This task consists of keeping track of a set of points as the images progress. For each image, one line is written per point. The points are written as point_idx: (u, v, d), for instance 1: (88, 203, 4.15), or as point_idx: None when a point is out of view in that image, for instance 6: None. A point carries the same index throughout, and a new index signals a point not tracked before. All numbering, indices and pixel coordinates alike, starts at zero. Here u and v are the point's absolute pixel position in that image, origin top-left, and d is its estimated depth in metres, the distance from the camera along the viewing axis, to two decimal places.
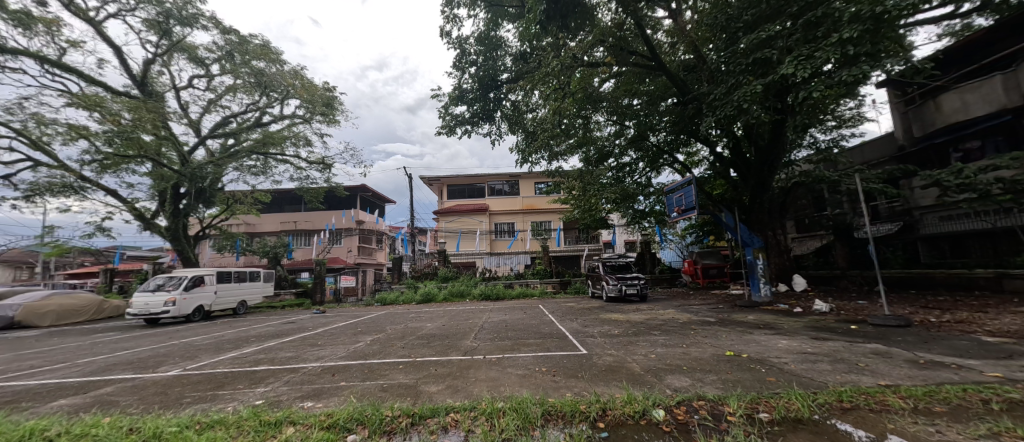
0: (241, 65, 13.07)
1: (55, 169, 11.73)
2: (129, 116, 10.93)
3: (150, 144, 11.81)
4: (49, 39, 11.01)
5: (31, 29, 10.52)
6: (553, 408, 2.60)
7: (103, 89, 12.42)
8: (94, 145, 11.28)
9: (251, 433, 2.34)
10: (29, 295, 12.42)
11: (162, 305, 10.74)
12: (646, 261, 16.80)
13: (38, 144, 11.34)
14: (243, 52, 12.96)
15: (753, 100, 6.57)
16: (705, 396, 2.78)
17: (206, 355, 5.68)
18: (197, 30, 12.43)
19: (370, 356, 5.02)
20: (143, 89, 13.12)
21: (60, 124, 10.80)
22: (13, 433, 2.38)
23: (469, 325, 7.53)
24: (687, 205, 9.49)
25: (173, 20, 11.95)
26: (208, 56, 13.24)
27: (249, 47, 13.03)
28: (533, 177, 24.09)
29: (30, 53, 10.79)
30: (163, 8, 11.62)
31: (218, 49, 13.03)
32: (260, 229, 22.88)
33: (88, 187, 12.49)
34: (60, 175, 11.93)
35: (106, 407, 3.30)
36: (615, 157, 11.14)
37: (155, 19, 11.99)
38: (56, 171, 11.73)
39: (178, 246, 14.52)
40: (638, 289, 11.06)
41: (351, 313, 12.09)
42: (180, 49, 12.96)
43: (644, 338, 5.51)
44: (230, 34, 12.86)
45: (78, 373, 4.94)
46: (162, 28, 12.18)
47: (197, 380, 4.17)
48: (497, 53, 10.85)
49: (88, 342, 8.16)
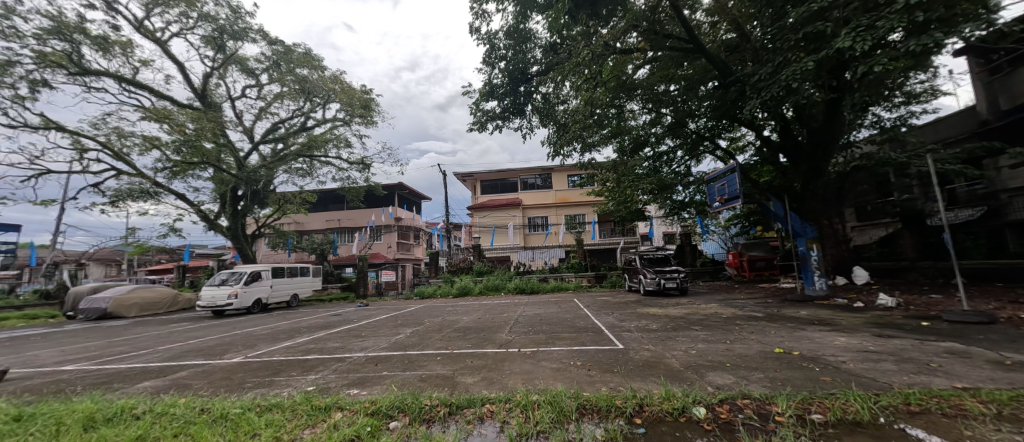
0: (286, 73, 13.81)
1: (134, 176, 13.09)
2: (193, 126, 11.97)
3: (211, 151, 12.83)
4: (125, 59, 12.21)
5: (109, 52, 11.73)
6: (587, 402, 2.59)
7: (170, 102, 13.69)
8: (165, 154, 12.47)
9: (304, 416, 2.54)
10: (116, 289, 14.01)
11: (227, 297, 11.79)
12: (686, 253, 16.30)
13: (120, 155, 12.70)
14: (288, 60, 13.74)
15: (804, 78, 6.08)
16: (750, 394, 2.65)
17: (265, 343, 6.21)
18: (248, 42, 13.32)
19: (409, 347, 5.24)
20: (204, 101, 14.28)
21: (136, 136, 12.03)
22: (109, 410, 2.72)
23: (503, 319, 7.62)
24: (730, 194, 8.93)
25: (226, 35, 12.90)
26: (258, 67, 14.14)
27: (293, 55, 13.78)
28: (566, 170, 23.83)
29: (110, 73, 12.05)
30: (217, 24, 12.59)
31: (266, 59, 13.88)
32: (308, 227, 24.39)
33: (161, 192, 13.82)
34: (138, 182, 13.32)
35: (182, 389, 3.69)
36: (651, 145, 10.71)
37: (211, 35, 12.96)
38: (135, 178, 13.10)
39: (238, 245, 15.75)
40: (679, 282, 10.65)
41: (392, 307, 12.62)
42: (233, 62, 13.95)
43: (685, 332, 5.33)
44: (277, 44, 13.69)
45: (159, 359, 5.56)
46: (217, 43, 13.14)
47: (256, 366, 4.55)
48: (527, 45, 10.77)
49: (170, 331, 9.23)
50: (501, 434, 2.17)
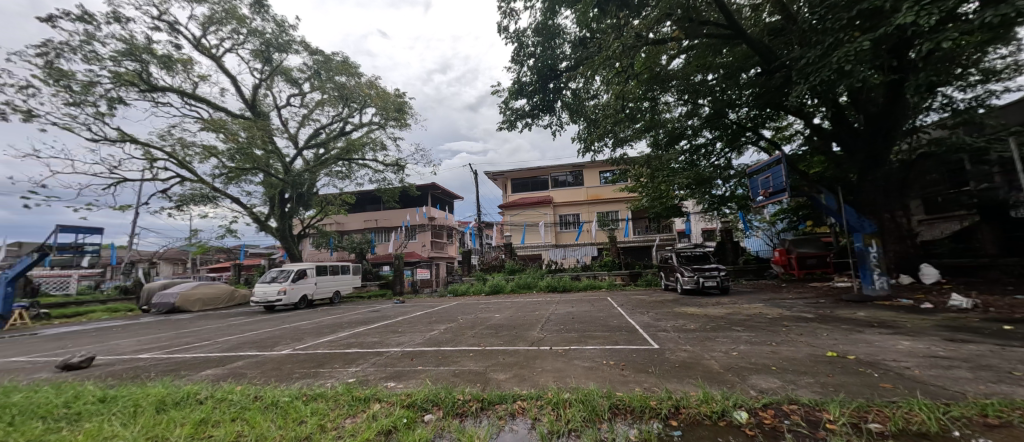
0: (327, 81, 14.54)
1: (195, 183, 14.29)
2: (245, 135, 12.91)
3: (261, 158, 13.74)
4: (186, 75, 13.33)
5: (173, 69, 12.85)
6: (621, 402, 2.53)
7: (225, 113, 14.79)
8: (221, 162, 13.52)
9: (346, 406, 2.67)
10: (182, 285, 15.45)
11: (277, 293, 12.65)
12: (727, 251, 15.53)
13: (183, 163, 13.91)
14: (328, 69, 14.43)
15: (860, 59, 5.59)
16: (797, 399, 2.49)
17: (310, 337, 6.61)
18: (291, 54, 14.14)
19: (443, 343, 5.38)
20: (254, 110, 15.32)
21: (197, 146, 13.12)
22: (176, 395, 3.01)
23: (535, 317, 7.64)
24: (776, 187, 8.39)
25: (272, 48, 13.76)
26: (300, 77, 14.98)
27: (332, 64, 14.47)
28: (597, 166, 23.44)
29: (174, 89, 13.19)
30: (265, 38, 13.46)
31: (308, 69, 14.67)
32: (348, 227, 25.65)
33: (218, 196, 14.98)
34: (199, 188, 14.53)
35: (238, 377, 4.01)
36: (688, 138, 10.29)
37: (260, 49, 13.85)
38: (196, 184, 14.29)
39: (286, 245, 16.80)
40: (720, 281, 10.16)
41: (427, 304, 13.03)
42: (279, 73, 14.84)
43: (725, 333, 5.09)
44: (317, 54, 14.43)
45: (219, 349, 6.08)
46: (265, 56, 14.04)
47: (303, 358, 4.85)
48: (556, 41, 10.58)
49: (228, 324, 10.04)
50: (533, 431, 2.18)
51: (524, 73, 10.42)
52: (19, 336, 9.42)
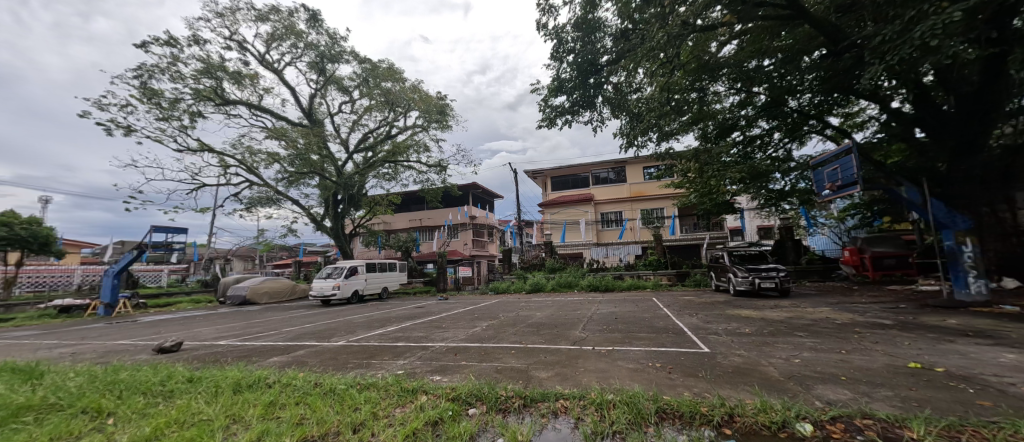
0: (374, 88, 15.35)
1: (262, 186, 15.73)
2: (303, 141, 13.97)
3: (317, 162, 14.81)
4: (253, 89, 14.67)
5: (242, 84, 14.18)
6: (668, 406, 2.44)
7: (286, 122, 16.11)
8: (283, 167, 14.76)
9: (396, 396, 2.81)
10: (252, 280, 17.11)
11: (332, 288, 13.59)
12: (786, 250, 14.34)
13: (251, 169, 15.34)
14: (375, 76, 15.24)
15: (951, 33, 4.91)
16: (872, 413, 2.25)
17: (361, 330, 7.05)
18: (342, 63, 15.06)
19: (485, 340, 5.49)
20: (310, 118, 16.54)
21: (262, 153, 14.41)
22: (249, 378, 3.33)
23: (577, 316, 7.58)
24: (844, 180, 7.66)
25: (326, 59, 14.74)
26: (351, 85, 15.93)
27: (379, 71, 15.22)
28: (641, 162, 22.72)
29: (243, 101, 14.57)
30: (319, 51, 14.46)
31: (357, 77, 15.57)
32: (394, 226, 26.97)
33: (280, 198, 16.35)
34: (265, 191, 15.96)
35: (301, 364, 4.37)
36: (742, 129, 9.67)
37: (315, 61, 14.89)
38: (262, 188, 15.73)
39: (339, 243, 17.99)
40: (778, 283, 9.44)
41: (470, 301, 13.41)
42: (331, 82, 15.87)
43: (785, 338, 4.73)
44: (366, 63, 15.26)
45: (284, 339, 6.67)
46: (319, 67, 15.08)
47: (356, 349, 5.17)
48: (597, 35, 10.12)
49: (290, 316, 10.97)
50: (577, 430, 2.16)
51: (564, 70, 10.18)
52: (124, 322, 10.95)
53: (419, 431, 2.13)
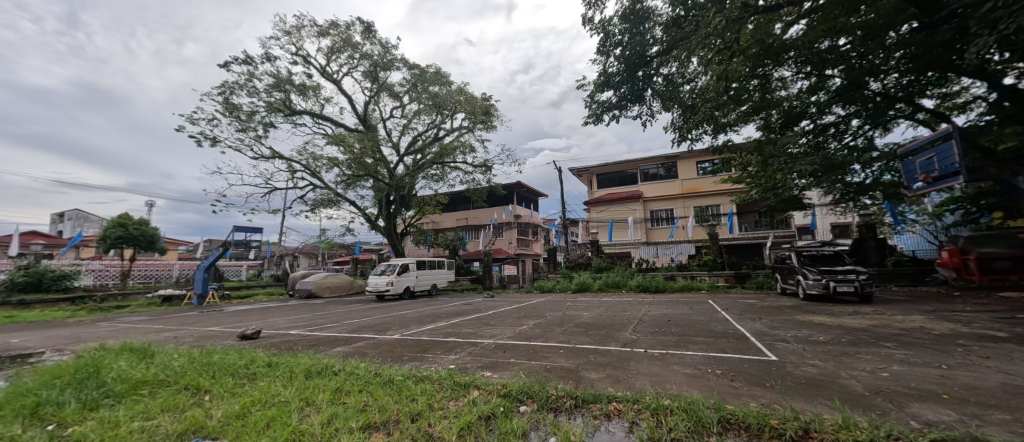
0: (422, 92, 16.06)
1: (323, 189, 17.05)
2: (358, 146, 14.92)
3: (371, 165, 15.78)
4: (316, 99, 15.95)
5: (307, 95, 15.46)
6: (732, 416, 2.29)
7: (345, 128, 17.35)
8: (342, 171, 15.88)
9: (449, 390, 2.91)
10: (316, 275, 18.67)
11: (386, 284, 14.44)
12: (867, 251, 12.88)
13: (314, 173, 16.65)
14: (423, 81, 15.92)
15: None
16: (984, 439, 1.95)
17: (414, 325, 7.41)
18: (394, 70, 15.88)
19: (533, 338, 5.52)
20: (365, 124, 17.67)
21: (323, 158, 15.62)
22: (317, 366, 3.62)
23: (627, 317, 7.37)
24: (943, 170, 6.68)
25: (378, 68, 15.63)
26: (401, 90, 16.75)
27: (427, 76, 15.88)
28: (694, 156, 21.52)
29: (307, 111, 15.89)
30: (373, 60, 15.37)
31: (407, 83, 16.35)
32: (442, 225, 28.02)
33: (339, 200, 17.61)
34: (326, 193, 17.28)
35: (361, 355, 4.68)
36: (813, 117, 8.91)
37: (369, 70, 15.83)
38: (324, 191, 17.05)
39: (392, 241, 19.07)
40: (859, 286, 8.49)
41: (516, 299, 13.60)
42: (384, 89, 16.80)
43: (869, 349, 4.24)
44: (415, 69, 15.99)
45: (345, 330, 7.20)
46: (373, 76, 16.01)
47: (409, 343, 5.44)
48: (646, 25, 9.44)
49: (349, 310, 11.82)
50: (632, 434, 2.10)
51: (612, 65, 9.66)
52: (212, 311, 12.46)
53: (473, 424, 2.19)
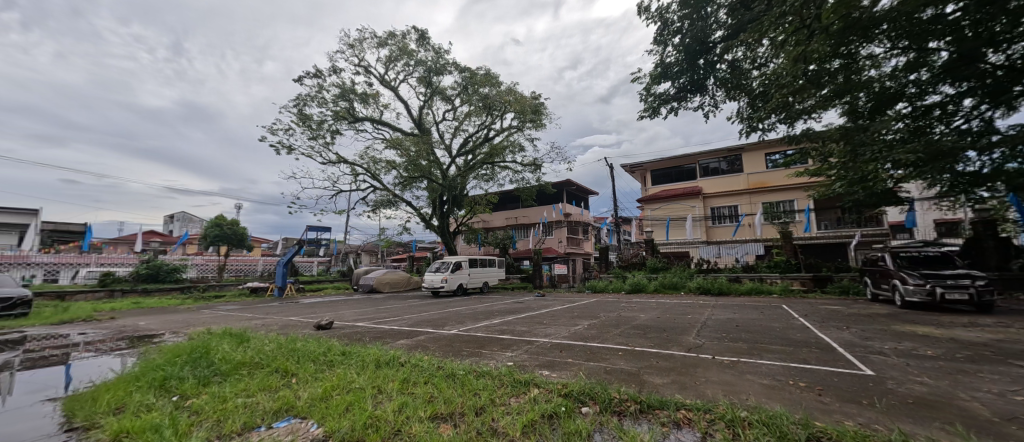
0: (473, 95, 16.57)
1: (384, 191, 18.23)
2: (414, 149, 15.75)
3: (425, 167, 16.55)
4: (376, 106, 17.04)
5: (368, 102, 16.56)
6: (821, 432, 2.08)
7: (402, 132, 18.38)
8: (399, 173, 16.84)
9: (510, 386, 2.97)
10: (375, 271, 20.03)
11: (440, 281, 15.12)
12: (981, 253, 11.03)
13: (374, 175, 17.81)
14: (473, 83, 16.34)
15: None
16: None
17: (469, 321, 7.66)
18: (447, 75, 16.49)
19: (588, 339, 5.46)
20: (420, 127, 18.59)
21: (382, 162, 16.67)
22: (386, 357, 3.88)
23: (689, 320, 7.01)
24: None
25: (432, 73, 16.32)
26: (452, 93, 17.34)
27: (477, 78, 16.27)
28: (763, 148, 19.89)
29: (368, 118, 17.05)
30: (427, 65, 16.08)
31: (459, 86, 16.92)
32: (492, 224, 28.68)
33: (396, 200, 18.71)
34: (385, 194, 18.46)
35: (424, 348, 4.95)
36: (916, 97, 7.45)
37: (423, 75, 16.59)
38: (384, 192, 18.24)
39: (445, 240, 19.93)
40: (975, 295, 7.30)
41: (568, 299, 13.53)
42: (436, 93, 17.53)
43: (994, 368, 3.62)
44: (466, 72, 16.47)
45: (406, 324, 7.65)
46: (427, 81, 16.74)
47: (466, 339, 5.64)
48: (708, 8, 8.71)
49: (406, 305, 12.51)
50: None
51: (670, 55, 9.02)
52: (289, 302, 13.89)
53: (537, 422, 2.23)
